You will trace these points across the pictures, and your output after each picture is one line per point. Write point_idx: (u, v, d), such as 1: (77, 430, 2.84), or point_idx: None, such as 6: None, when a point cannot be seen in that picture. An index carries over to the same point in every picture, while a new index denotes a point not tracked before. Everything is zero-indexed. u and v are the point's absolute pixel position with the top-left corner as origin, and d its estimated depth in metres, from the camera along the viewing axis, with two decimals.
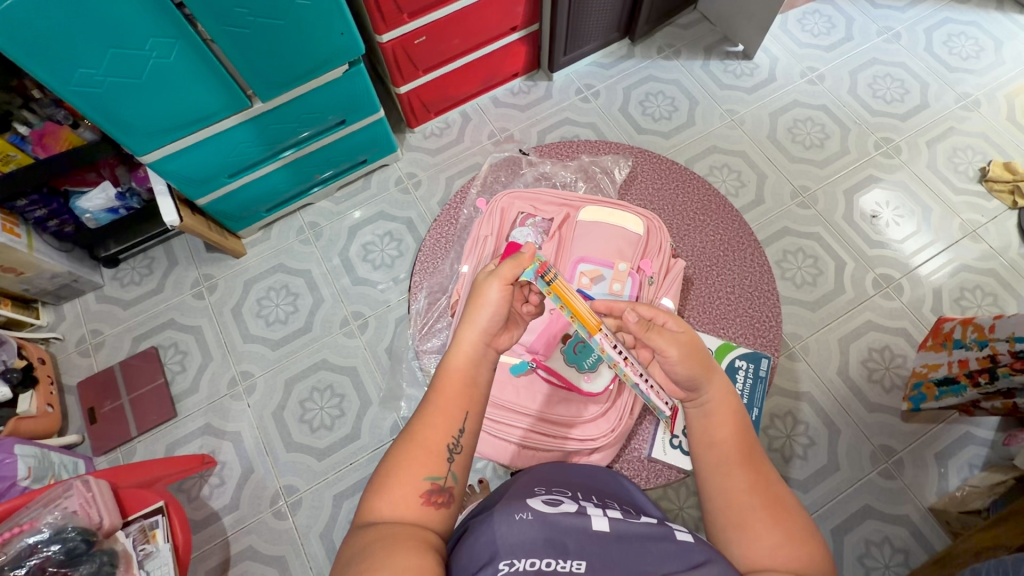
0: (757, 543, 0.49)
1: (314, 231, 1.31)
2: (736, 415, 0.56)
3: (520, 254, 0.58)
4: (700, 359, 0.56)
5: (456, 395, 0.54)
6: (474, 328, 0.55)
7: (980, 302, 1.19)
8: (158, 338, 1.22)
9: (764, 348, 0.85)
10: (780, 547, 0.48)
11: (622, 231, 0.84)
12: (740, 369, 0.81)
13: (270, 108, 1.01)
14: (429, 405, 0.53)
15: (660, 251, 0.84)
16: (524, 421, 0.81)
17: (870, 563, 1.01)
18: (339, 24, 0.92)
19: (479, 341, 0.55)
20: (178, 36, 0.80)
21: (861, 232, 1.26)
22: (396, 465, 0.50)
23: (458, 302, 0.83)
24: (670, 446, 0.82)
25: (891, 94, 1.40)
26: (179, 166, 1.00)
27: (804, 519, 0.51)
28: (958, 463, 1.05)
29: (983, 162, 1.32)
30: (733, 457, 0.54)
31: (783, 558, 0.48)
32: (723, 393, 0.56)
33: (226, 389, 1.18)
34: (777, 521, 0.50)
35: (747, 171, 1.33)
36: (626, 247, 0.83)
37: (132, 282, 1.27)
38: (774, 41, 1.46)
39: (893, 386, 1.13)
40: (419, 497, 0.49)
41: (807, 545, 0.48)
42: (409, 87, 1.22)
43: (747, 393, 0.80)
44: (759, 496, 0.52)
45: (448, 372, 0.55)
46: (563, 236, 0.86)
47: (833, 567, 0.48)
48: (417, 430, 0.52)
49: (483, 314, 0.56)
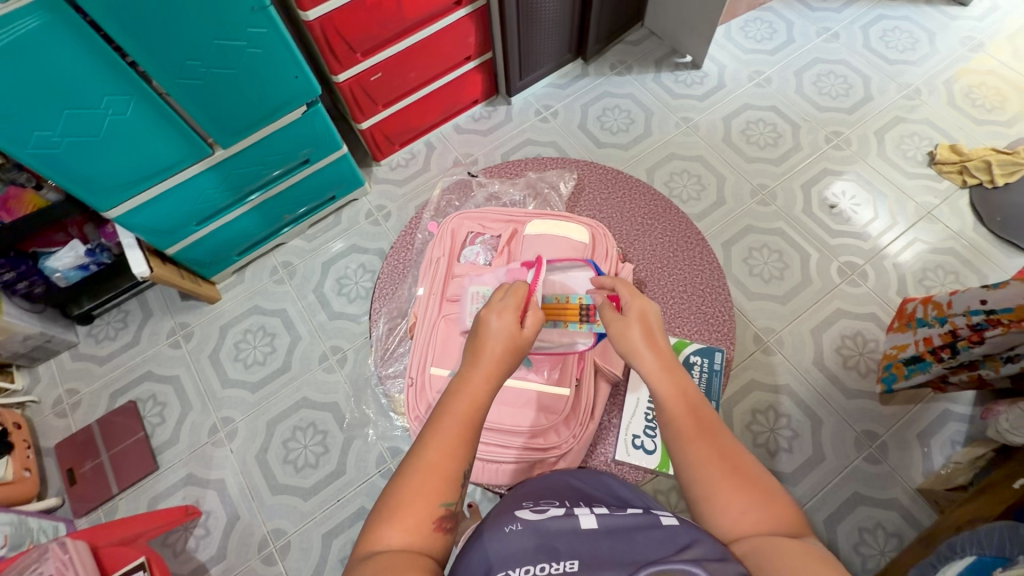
0: (726, 513, 0.50)
1: (288, 270, 1.31)
2: (682, 389, 0.58)
3: (513, 285, 0.64)
4: (653, 344, 0.61)
5: (468, 427, 0.53)
6: (486, 379, 0.56)
7: (943, 280, 1.22)
8: (136, 392, 1.21)
9: (719, 342, 0.86)
10: (748, 509, 0.50)
11: (568, 241, 0.87)
12: (695, 364, 0.83)
13: (232, 154, 1.03)
14: (435, 430, 0.52)
15: (608, 255, 0.86)
16: (488, 435, 0.80)
17: (866, 550, 1.01)
18: (292, 67, 0.95)
19: (495, 386, 0.57)
20: (133, 94, 0.83)
21: (822, 223, 1.30)
22: (407, 493, 0.49)
23: (417, 323, 0.84)
24: (633, 447, 0.83)
25: (836, 90, 1.45)
26: (145, 219, 1.02)
27: (759, 475, 0.52)
28: (941, 441, 1.06)
29: (930, 146, 1.37)
30: (691, 432, 0.55)
31: (749, 521, 0.49)
32: (660, 368, 0.59)
33: (206, 436, 1.16)
34: (742, 489, 0.51)
35: (706, 175, 1.37)
36: (572, 255, 0.86)
37: (107, 337, 1.26)
38: (719, 49, 1.53)
39: (869, 370, 1.14)
40: (431, 522, 0.49)
41: (773, 504, 0.50)
42: (370, 122, 1.26)
43: (704, 387, 0.82)
44: (720, 465, 0.52)
45: (460, 397, 0.55)
46: (512, 250, 0.88)
47: (800, 521, 0.50)
48: (431, 458, 0.51)
49: (494, 365, 0.57)
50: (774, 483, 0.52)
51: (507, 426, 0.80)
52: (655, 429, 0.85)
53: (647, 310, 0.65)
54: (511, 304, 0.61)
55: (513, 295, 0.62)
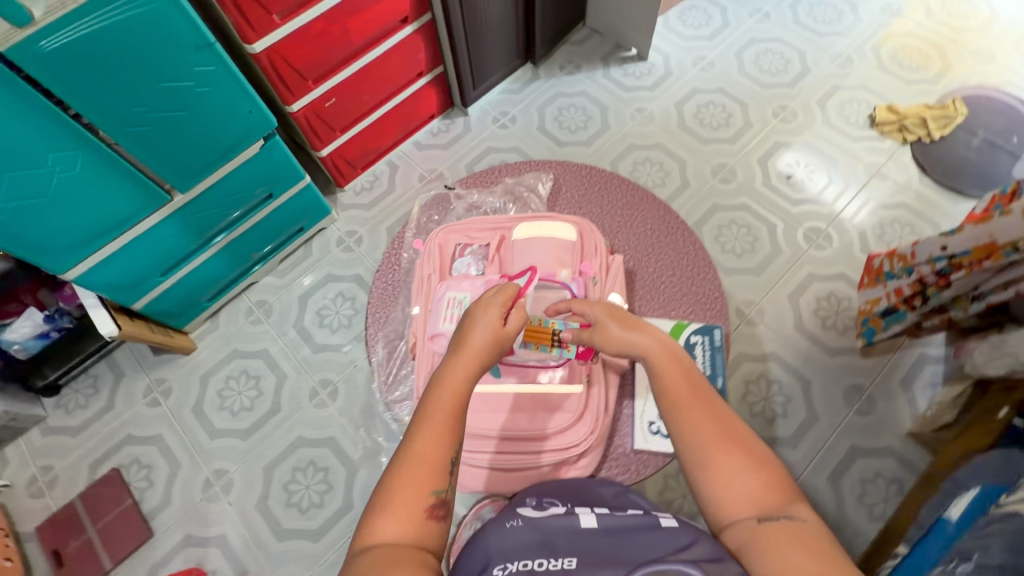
0: (718, 493, 0.52)
1: (263, 309, 1.28)
2: (677, 369, 0.61)
3: (504, 286, 0.65)
4: (644, 330, 0.66)
5: (452, 411, 0.54)
6: (464, 368, 0.58)
7: (900, 233, 1.29)
8: (118, 458, 1.14)
9: (714, 319, 0.89)
10: (739, 490, 0.51)
11: (555, 240, 0.86)
12: (697, 344, 0.84)
13: (191, 198, 1.00)
14: (422, 419, 0.53)
15: (597, 250, 0.88)
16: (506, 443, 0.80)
17: (870, 500, 1.04)
18: (245, 102, 0.93)
19: (474, 373, 0.58)
20: (78, 148, 0.79)
21: (781, 193, 1.35)
22: (396, 484, 0.50)
23: (418, 344, 0.84)
24: (650, 433, 0.86)
25: (775, 67, 1.52)
26: (104, 277, 0.97)
27: (752, 456, 0.53)
28: (922, 384, 1.12)
29: (869, 109, 1.45)
30: (689, 408, 0.57)
31: (739, 502, 0.51)
32: (654, 349, 0.63)
33: (201, 493, 1.11)
34: (734, 470, 0.52)
35: (668, 161, 1.40)
36: (561, 256, 0.85)
37: (78, 406, 1.19)
38: (662, 39, 1.57)
39: (846, 328, 1.19)
40: (422, 510, 0.49)
41: (763, 485, 0.51)
42: (330, 148, 1.24)
43: (709, 364, 0.84)
44: (713, 444, 0.54)
45: (443, 383, 0.56)
46: (502, 257, 0.88)
47: (789, 500, 0.51)
48: (418, 447, 0.52)
49: (474, 356, 0.59)
50: (767, 463, 0.53)
51: (521, 432, 0.81)
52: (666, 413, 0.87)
53: (613, 308, 0.72)
54: (494, 301, 0.63)
55: (500, 294, 0.63)
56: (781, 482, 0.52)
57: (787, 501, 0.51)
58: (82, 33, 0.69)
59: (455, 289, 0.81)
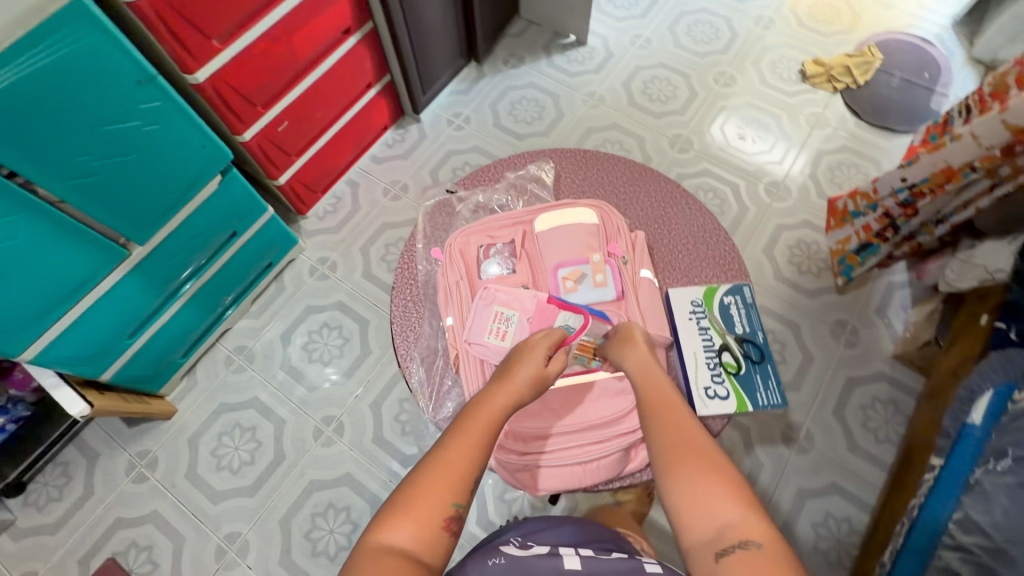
0: (681, 516, 0.49)
1: (244, 355, 1.19)
2: (660, 385, 0.63)
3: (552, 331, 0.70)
4: (639, 351, 0.69)
5: (484, 431, 0.54)
6: (506, 396, 0.58)
7: (849, 175, 1.38)
8: (111, 546, 1.04)
9: (738, 278, 0.90)
10: (698, 513, 0.49)
11: (581, 226, 0.85)
12: (732, 304, 0.87)
13: (149, 250, 0.91)
14: (460, 429, 0.53)
15: (620, 231, 0.86)
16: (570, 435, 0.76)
17: (874, 424, 1.11)
18: (197, 136, 0.86)
19: (512, 401, 0.59)
20: (20, 211, 0.70)
21: (737, 154, 1.41)
22: (420, 488, 0.49)
23: (461, 356, 0.80)
24: (709, 398, 0.81)
25: (706, 36, 1.58)
26: (64, 350, 0.87)
27: (711, 473, 0.51)
28: (895, 309, 1.20)
29: (798, 65, 1.54)
30: (660, 425, 0.57)
31: (699, 524, 0.48)
32: (640, 366, 0.67)
33: (215, 562, 1.03)
34: (693, 490, 0.50)
35: (626, 139, 1.43)
36: (590, 241, 0.85)
37: (52, 500, 1.07)
38: (596, 23, 1.60)
39: (821, 269, 1.26)
40: (439, 520, 0.48)
41: (721, 504, 0.48)
42: (287, 175, 1.17)
43: (747, 323, 0.87)
44: (674, 462, 0.52)
45: (481, 407, 0.57)
46: (529, 253, 0.86)
47: (748, 521, 0.47)
48: (451, 457, 0.50)
49: (514, 392, 0.59)
50: (727, 480, 0.50)
51: (587, 422, 0.76)
52: (721, 374, 0.83)
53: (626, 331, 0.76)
54: (541, 342, 0.66)
55: (549, 336, 0.68)
56: (742, 502, 0.48)
57: (747, 522, 0.47)
58: (10, 81, 0.61)
59: (503, 301, 0.81)
